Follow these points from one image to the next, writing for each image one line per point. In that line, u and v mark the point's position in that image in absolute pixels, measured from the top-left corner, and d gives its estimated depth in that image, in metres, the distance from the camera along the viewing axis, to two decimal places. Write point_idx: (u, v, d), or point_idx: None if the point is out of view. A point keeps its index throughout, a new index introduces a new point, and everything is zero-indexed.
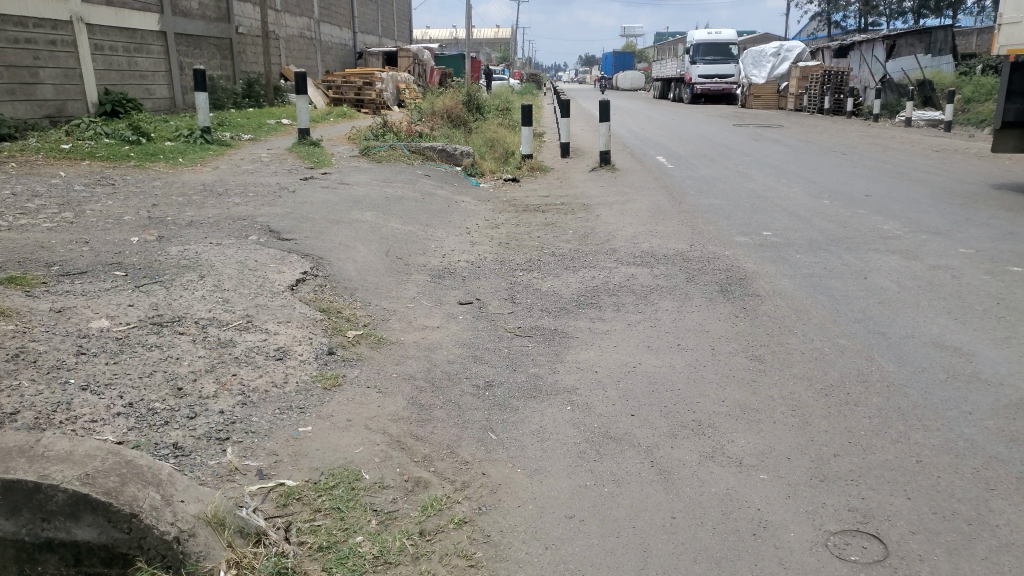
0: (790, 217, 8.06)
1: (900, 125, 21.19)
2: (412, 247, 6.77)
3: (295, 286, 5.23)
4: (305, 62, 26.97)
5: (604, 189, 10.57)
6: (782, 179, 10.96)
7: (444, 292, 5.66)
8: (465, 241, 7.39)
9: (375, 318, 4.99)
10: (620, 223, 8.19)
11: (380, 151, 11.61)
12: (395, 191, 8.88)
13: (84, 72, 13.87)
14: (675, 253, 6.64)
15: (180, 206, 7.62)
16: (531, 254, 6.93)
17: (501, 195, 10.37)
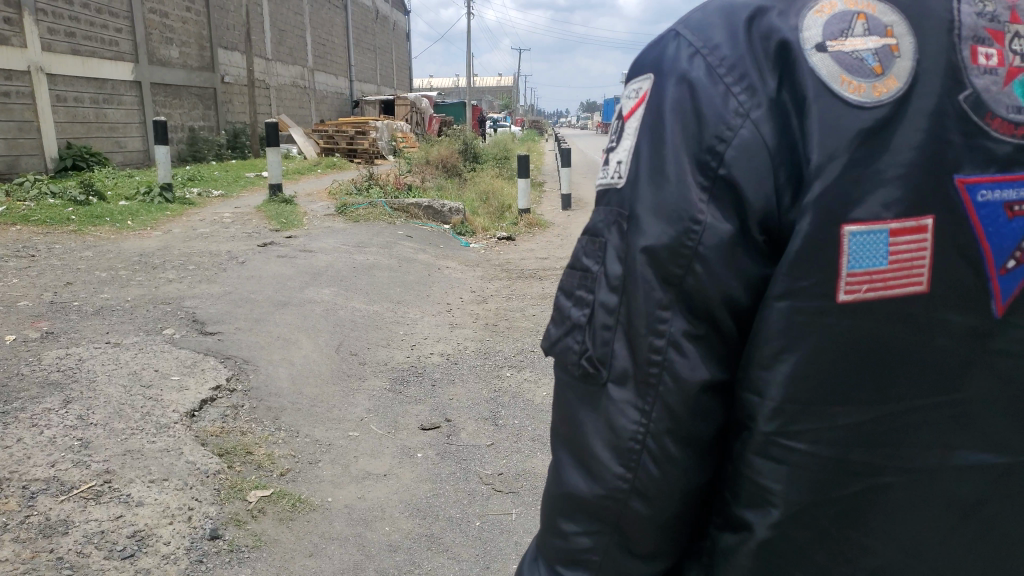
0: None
1: None
2: (375, 336, 5.41)
3: (191, 416, 3.77)
4: (296, 111, 26.06)
5: None
6: None
7: (407, 406, 4.26)
8: (445, 323, 6.02)
9: (298, 463, 3.54)
10: None
11: (358, 208, 10.33)
12: (368, 259, 7.56)
13: (41, 124, 12.78)
14: None
15: (97, 285, 6.27)
16: (524, 341, 5.55)
17: (495, 257, 9.07)
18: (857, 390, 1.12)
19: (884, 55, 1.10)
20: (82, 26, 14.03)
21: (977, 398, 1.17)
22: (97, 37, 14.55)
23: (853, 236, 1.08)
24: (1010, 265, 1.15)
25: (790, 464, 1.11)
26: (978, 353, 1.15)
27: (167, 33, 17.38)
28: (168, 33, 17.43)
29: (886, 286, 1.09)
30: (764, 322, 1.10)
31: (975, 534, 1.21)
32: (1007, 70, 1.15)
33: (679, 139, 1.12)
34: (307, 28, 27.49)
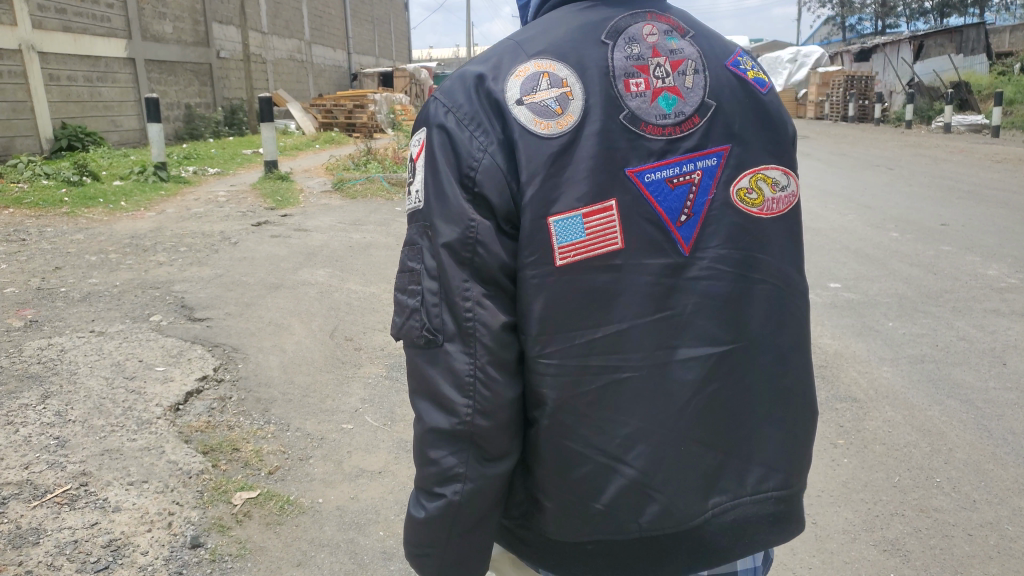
0: (852, 264, 6.53)
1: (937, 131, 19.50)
2: (372, 318, 5.20)
3: (174, 411, 3.53)
4: (293, 85, 25.62)
5: None
6: (831, 205, 9.43)
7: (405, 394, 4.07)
8: None
9: (288, 460, 3.34)
10: None
11: (356, 184, 10.09)
12: (367, 237, 7.34)
13: (33, 103, 12.45)
14: None
15: (86, 269, 6.02)
16: None
17: None
18: (580, 323, 1.39)
19: (561, 98, 1.38)
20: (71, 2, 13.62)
21: (686, 311, 1.44)
22: (88, 13, 14.14)
23: (557, 223, 1.36)
24: (683, 220, 1.45)
25: (550, 372, 1.39)
26: (678, 283, 1.44)
27: (160, 7, 16.93)
28: (161, 7, 16.99)
29: (585, 250, 1.38)
30: (523, 283, 1.37)
31: (710, 405, 1.47)
32: (652, 91, 1.45)
33: (446, 174, 1.37)
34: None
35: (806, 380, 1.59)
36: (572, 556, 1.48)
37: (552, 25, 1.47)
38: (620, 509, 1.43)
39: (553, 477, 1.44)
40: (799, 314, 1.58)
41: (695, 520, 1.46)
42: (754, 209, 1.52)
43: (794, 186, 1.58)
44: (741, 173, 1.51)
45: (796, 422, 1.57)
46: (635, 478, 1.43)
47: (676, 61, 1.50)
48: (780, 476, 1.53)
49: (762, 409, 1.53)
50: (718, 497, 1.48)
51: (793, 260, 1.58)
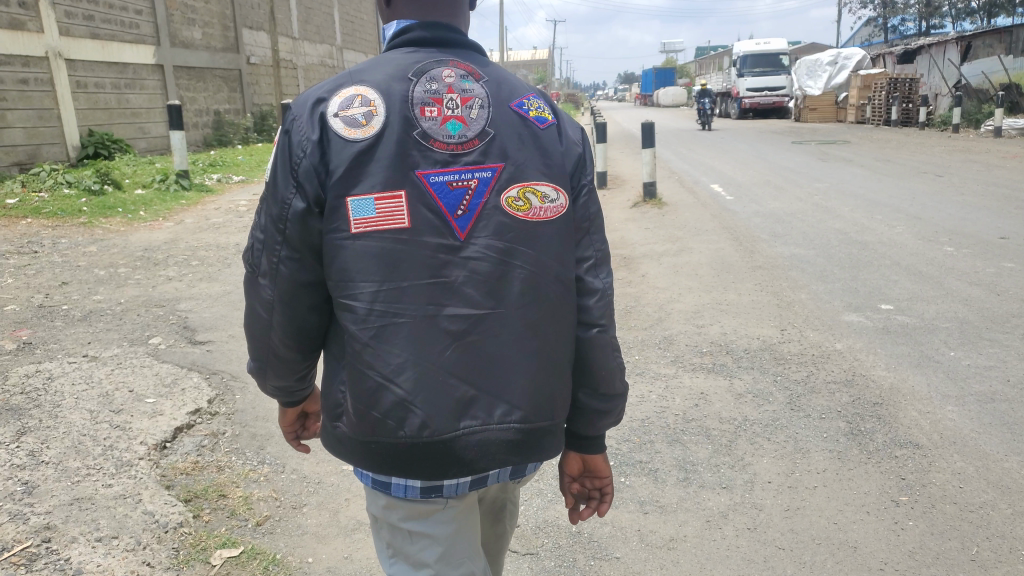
0: (902, 282, 6.07)
1: (987, 135, 18.68)
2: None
3: (160, 450, 3.26)
4: None
5: (654, 235, 8.76)
6: (877, 217, 8.93)
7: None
8: None
9: (280, 509, 3.01)
10: (675, 289, 6.29)
11: None
12: None
13: (60, 110, 12.45)
14: (760, 349, 4.73)
15: (92, 284, 5.80)
16: None
17: None
18: (367, 276, 1.56)
19: (369, 114, 1.58)
20: (100, 9, 13.62)
21: (457, 280, 1.58)
22: (116, 20, 14.13)
23: (354, 202, 1.56)
24: (461, 213, 1.60)
25: (350, 310, 1.60)
26: (453, 260, 1.58)
27: (189, 13, 16.94)
28: (190, 14, 16.99)
29: (375, 225, 1.56)
30: (328, 238, 1.60)
31: (472, 351, 1.58)
32: (443, 118, 1.61)
33: (274, 165, 1.63)
34: (336, 6, 26.91)
35: (566, 332, 1.68)
36: (363, 458, 1.64)
37: (382, 60, 1.68)
38: (388, 422, 1.58)
39: (343, 384, 1.67)
40: (564, 286, 1.68)
41: (440, 435, 1.57)
42: (521, 215, 1.63)
43: (563, 202, 1.69)
44: (513, 186, 1.63)
45: (551, 388, 1.67)
46: (398, 398, 1.56)
47: (470, 98, 1.65)
48: (524, 410, 1.62)
49: (522, 360, 1.62)
50: (468, 423, 1.58)
51: (565, 246, 1.68)
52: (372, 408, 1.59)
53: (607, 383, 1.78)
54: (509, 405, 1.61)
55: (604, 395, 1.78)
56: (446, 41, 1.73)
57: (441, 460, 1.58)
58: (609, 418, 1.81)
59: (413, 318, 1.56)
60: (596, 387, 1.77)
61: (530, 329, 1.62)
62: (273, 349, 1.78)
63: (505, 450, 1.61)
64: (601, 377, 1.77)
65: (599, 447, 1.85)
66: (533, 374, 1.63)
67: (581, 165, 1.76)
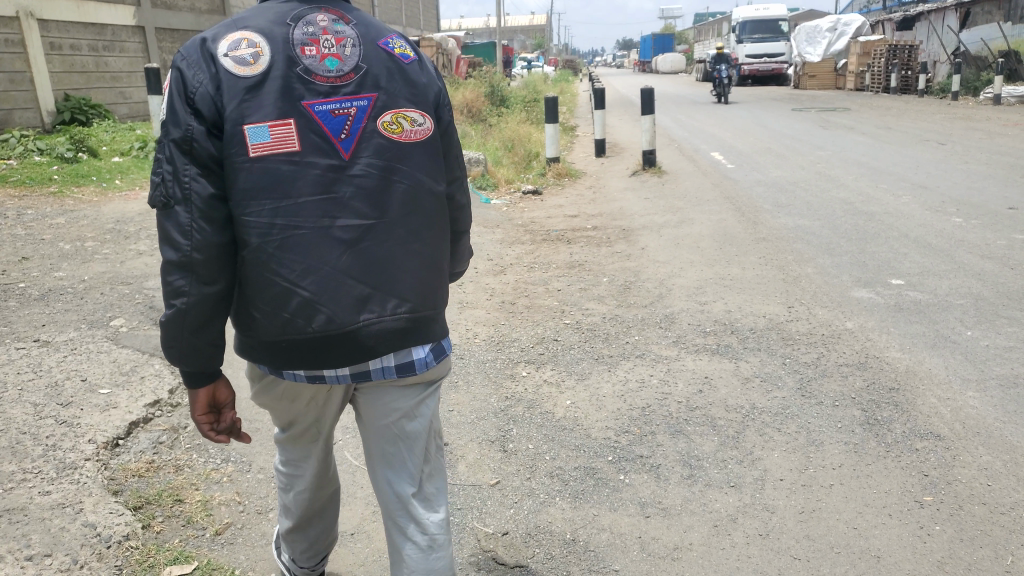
0: (911, 255, 5.76)
1: (990, 101, 18.25)
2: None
3: (110, 449, 3.00)
4: None
5: (652, 204, 8.44)
6: (882, 186, 8.60)
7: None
8: (455, 304, 5.24)
9: (243, 515, 2.71)
10: (674, 263, 6.00)
11: None
12: None
13: (33, 74, 11.95)
14: (767, 328, 4.44)
15: (56, 259, 5.46)
16: (544, 326, 4.75)
17: (519, 218, 8.31)
18: (267, 195, 1.67)
19: (253, 54, 1.69)
20: None
21: (348, 195, 1.71)
22: None
23: (249, 129, 1.66)
24: (344, 136, 1.72)
25: (252, 224, 1.69)
26: (343, 178, 1.71)
27: None
28: None
29: (271, 149, 1.67)
30: (227, 163, 1.68)
31: (365, 256, 1.72)
32: (321, 55, 1.73)
33: (172, 101, 1.68)
34: None
35: (442, 235, 1.88)
36: (269, 352, 1.79)
37: (261, 8, 1.79)
38: (296, 320, 1.72)
39: (253, 294, 1.74)
40: (437, 197, 1.87)
41: (344, 327, 1.72)
42: (396, 136, 1.78)
43: (431, 125, 1.85)
44: (386, 112, 1.77)
45: (434, 286, 1.84)
46: (306, 299, 1.70)
47: (342, 38, 1.76)
48: (412, 302, 1.77)
49: (411, 259, 1.78)
50: (368, 316, 1.73)
51: (436, 164, 1.86)
52: (282, 308, 1.72)
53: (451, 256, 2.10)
54: (400, 297, 1.76)
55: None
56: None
57: (344, 349, 1.74)
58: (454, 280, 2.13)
59: (307, 226, 1.69)
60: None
61: (414, 234, 1.79)
62: (172, 286, 1.73)
63: (395, 337, 1.76)
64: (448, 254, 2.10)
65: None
66: (418, 272, 1.80)
67: (444, 98, 1.93)
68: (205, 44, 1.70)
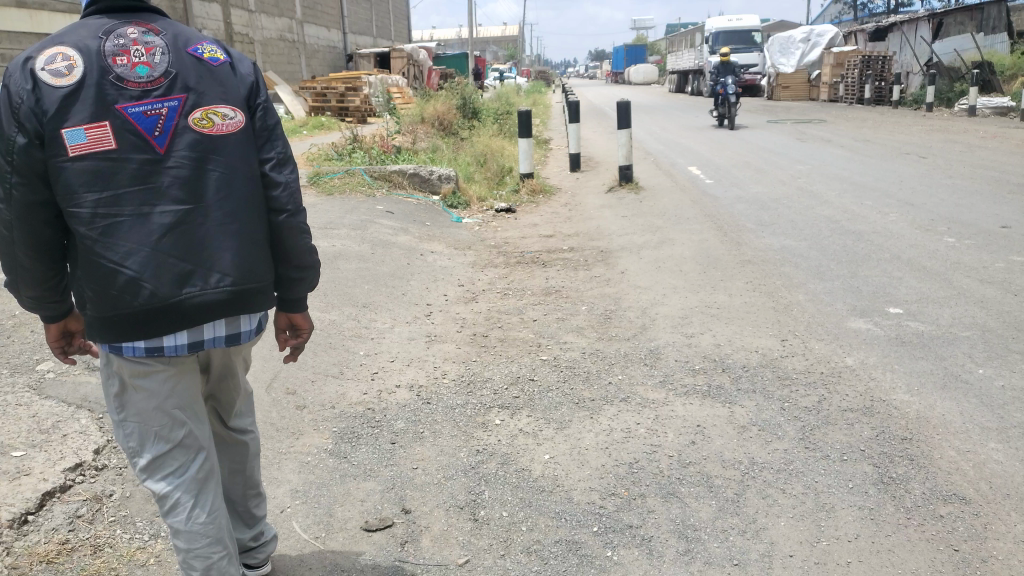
0: (906, 280, 5.48)
1: (962, 115, 18.30)
2: (326, 360, 4.30)
3: (15, 529, 2.57)
4: (283, 67, 24.44)
5: (630, 223, 8.13)
6: (866, 203, 8.38)
7: (351, 481, 3.12)
8: (423, 338, 4.85)
9: None
10: (655, 289, 5.66)
11: (334, 177, 9.55)
12: (340, 248, 6.60)
13: None
14: (761, 365, 4.11)
15: None
16: (520, 363, 4.37)
17: (491, 239, 7.95)
18: (90, 188, 1.87)
19: (69, 67, 1.87)
20: None
21: (165, 185, 1.92)
22: None
23: (67, 132, 1.85)
24: (158, 133, 1.93)
25: (80, 214, 1.89)
26: (158, 170, 1.92)
27: None
28: None
29: (88, 148, 1.87)
30: (50, 162, 1.87)
31: (180, 237, 1.92)
32: (132, 63, 1.92)
33: None
34: None
35: (261, 218, 2.08)
36: (97, 330, 1.95)
37: (76, 24, 1.96)
38: (120, 294, 1.90)
39: (83, 275, 1.93)
40: (254, 180, 2.06)
41: (167, 300, 1.91)
42: (207, 130, 1.98)
43: (244, 118, 2.05)
44: (198, 109, 1.98)
45: (253, 260, 2.04)
46: (130, 277, 1.89)
47: (152, 47, 1.96)
48: (233, 277, 1.99)
49: (224, 237, 1.98)
50: (189, 290, 1.94)
51: (250, 154, 2.06)
52: (109, 287, 1.90)
53: (297, 255, 2.17)
54: (221, 272, 1.98)
55: (299, 265, 2.18)
56: (127, 8, 2.03)
57: (169, 317, 1.93)
58: (306, 279, 2.21)
59: (128, 214, 1.89)
60: (290, 262, 2.16)
61: (226, 216, 1.99)
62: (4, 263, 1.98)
63: (220, 307, 1.98)
64: (293, 255, 2.16)
65: (301, 307, 2.24)
66: (230, 249, 1.99)
67: (257, 91, 2.12)
68: (25, 59, 1.88)
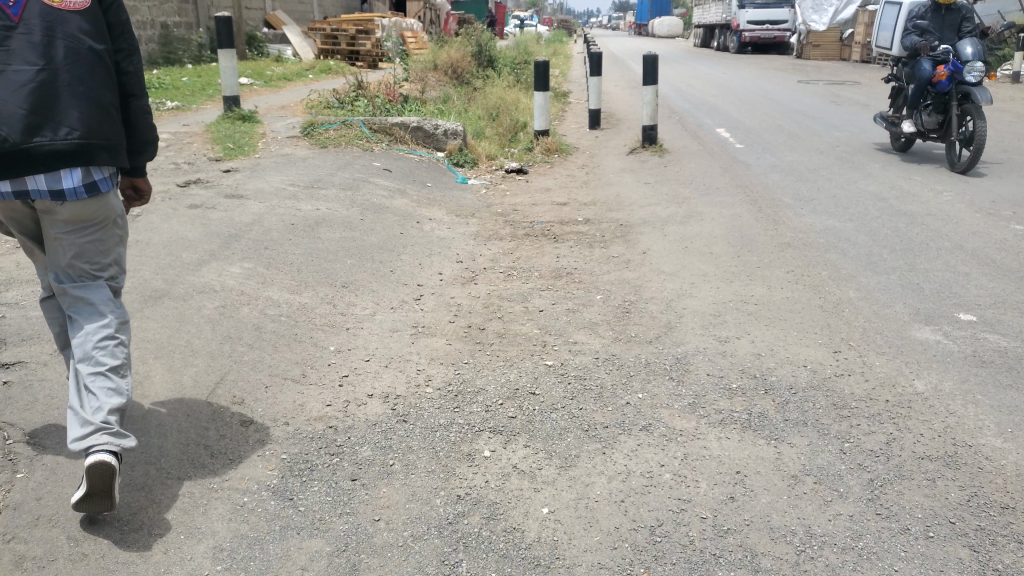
0: (974, 277, 4.64)
1: (1005, 81, 17.02)
2: (287, 359, 3.72)
3: None
4: (293, 6, 23.30)
5: (653, 191, 7.31)
6: (915, 177, 7.49)
7: (292, 538, 2.44)
8: (408, 334, 4.13)
9: None
10: (681, 275, 4.90)
11: (329, 129, 8.73)
12: (326, 214, 5.88)
13: None
14: (813, 388, 3.35)
15: None
16: (519, 369, 3.68)
17: (498, 205, 7.17)
18: None
19: None
20: None
21: (20, 46, 2.30)
22: None
23: None
24: (12, 5, 2.30)
25: None
26: (11, 34, 2.29)
27: None
28: None
29: None
30: None
31: (39, 91, 2.30)
32: None
33: None
34: None
35: (107, 89, 2.48)
36: None
37: None
38: None
39: None
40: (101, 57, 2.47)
41: (24, 147, 2.28)
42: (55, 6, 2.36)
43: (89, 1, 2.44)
44: None
45: (101, 122, 2.43)
46: None
47: None
48: (81, 132, 2.36)
49: (73, 97, 2.36)
50: (40, 138, 2.30)
51: (99, 33, 2.47)
52: None
53: (140, 132, 2.68)
54: (69, 126, 2.34)
55: (140, 139, 2.68)
56: None
57: (27, 162, 2.29)
58: (146, 152, 2.72)
59: None
60: (132, 135, 2.66)
61: (78, 77, 2.38)
62: None
63: (70, 155, 2.34)
64: (140, 130, 2.68)
65: (141, 172, 2.75)
66: (81, 108, 2.38)
67: None
68: None
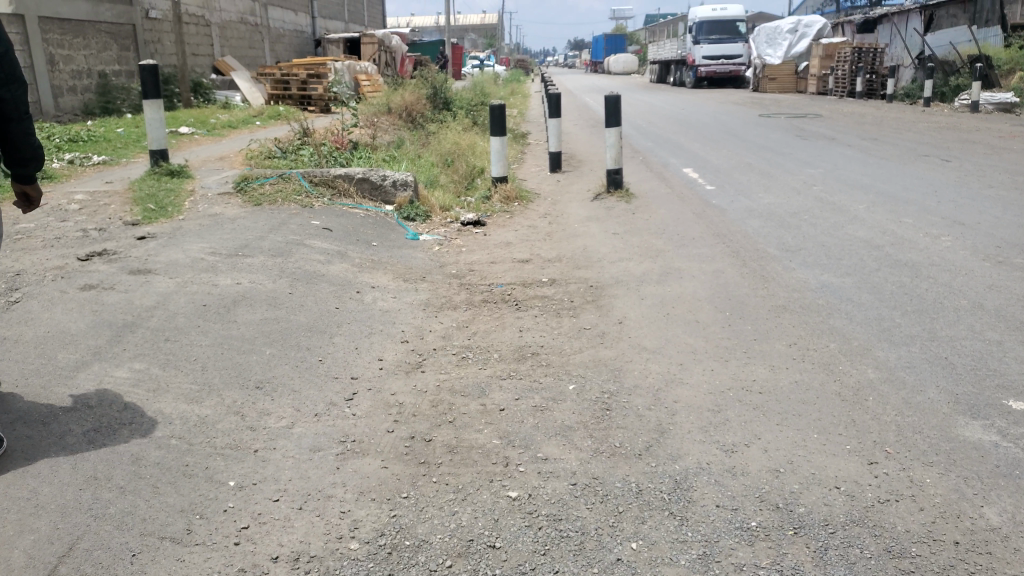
0: (1011, 347, 3.85)
1: (963, 110, 16.88)
2: (168, 506, 2.88)
3: None
4: (244, 52, 22.62)
5: (623, 243, 6.61)
6: (904, 219, 6.89)
7: None
8: (335, 456, 3.27)
9: None
10: (666, 352, 4.13)
11: (264, 183, 7.86)
12: (248, 290, 5.03)
13: None
14: (857, 523, 2.55)
15: None
16: (473, 506, 2.83)
17: (451, 265, 6.37)
18: None
19: None
20: None
21: None
22: None
23: None
24: None
25: None
26: None
27: None
28: None
29: None
30: None
31: None
32: None
33: None
34: None
35: None
36: None
37: None
38: None
39: None
40: None
41: None
42: None
43: None
44: None
45: None
46: None
47: None
48: None
49: None
50: None
51: None
52: None
53: (21, 148, 3.08)
54: None
55: (24, 155, 3.09)
56: None
57: None
58: (30, 167, 3.13)
59: None
60: (16, 151, 3.07)
61: None
62: None
63: None
64: (20, 147, 3.07)
65: (28, 183, 3.18)
66: None
67: None
68: None
